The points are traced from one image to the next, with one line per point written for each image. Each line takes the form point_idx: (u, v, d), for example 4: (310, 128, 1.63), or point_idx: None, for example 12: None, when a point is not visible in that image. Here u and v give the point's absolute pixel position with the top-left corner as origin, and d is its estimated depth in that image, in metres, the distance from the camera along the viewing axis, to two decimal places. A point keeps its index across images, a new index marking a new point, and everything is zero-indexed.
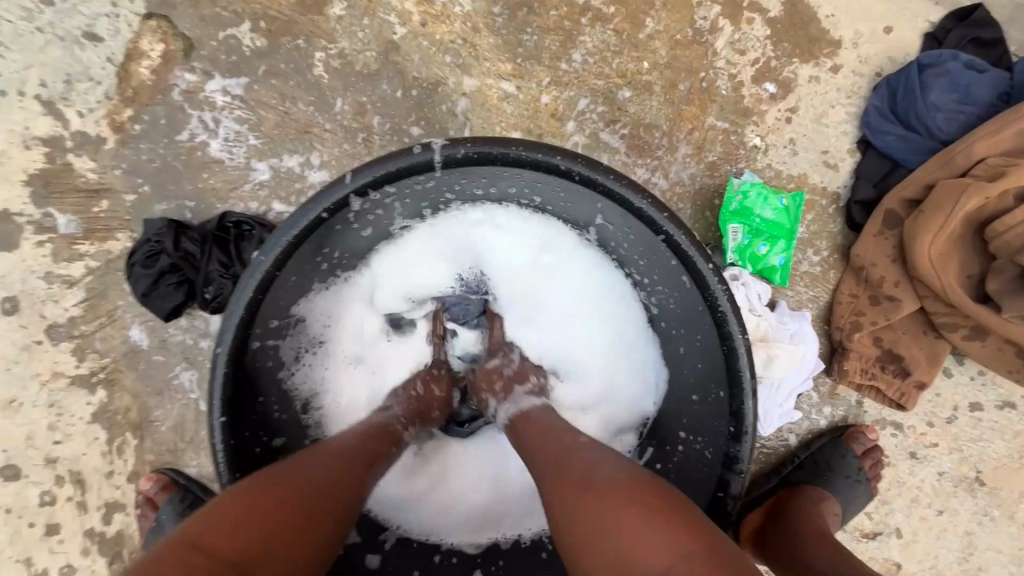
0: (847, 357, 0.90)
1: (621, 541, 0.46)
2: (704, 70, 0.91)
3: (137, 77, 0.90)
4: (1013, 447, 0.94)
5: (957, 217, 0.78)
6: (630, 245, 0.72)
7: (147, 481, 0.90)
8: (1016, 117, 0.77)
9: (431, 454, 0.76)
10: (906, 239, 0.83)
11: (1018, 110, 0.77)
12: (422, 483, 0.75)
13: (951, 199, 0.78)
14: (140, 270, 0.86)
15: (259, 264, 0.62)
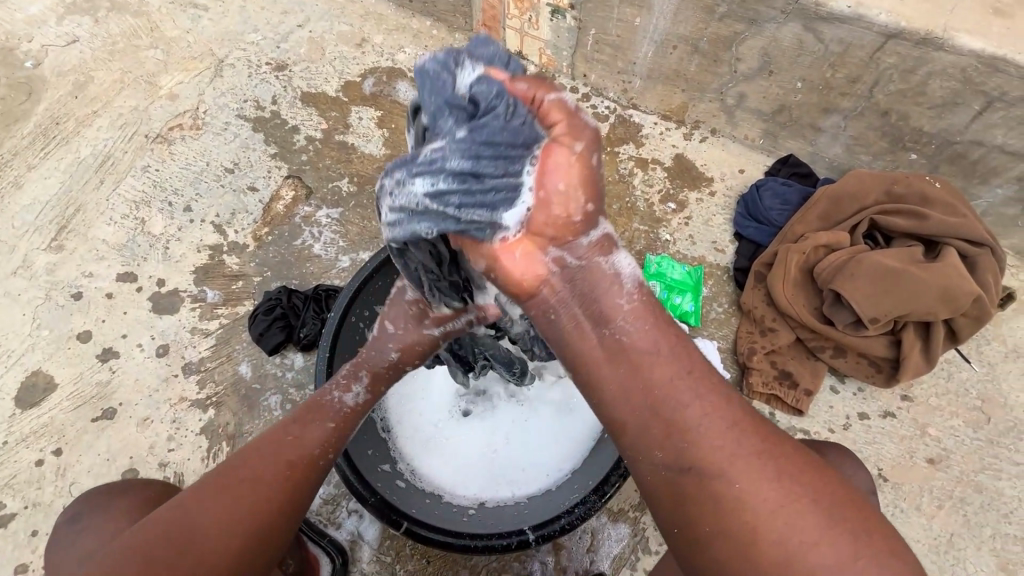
0: (751, 373, 1.23)
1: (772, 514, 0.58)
2: (628, 196, 1.44)
3: (275, 209, 1.47)
4: (903, 448, 1.20)
5: (792, 268, 1.20)
6: None
7: None
8: (812, 207, 1.25)
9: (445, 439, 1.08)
10: (768, 287, 1.24)
11: (813, 203, 1.25)
12: (438, 456, 1.06)
13: (786, 258, 1.22)
14: (261, 317, 1.29)
15: (365, 266, 1.07)
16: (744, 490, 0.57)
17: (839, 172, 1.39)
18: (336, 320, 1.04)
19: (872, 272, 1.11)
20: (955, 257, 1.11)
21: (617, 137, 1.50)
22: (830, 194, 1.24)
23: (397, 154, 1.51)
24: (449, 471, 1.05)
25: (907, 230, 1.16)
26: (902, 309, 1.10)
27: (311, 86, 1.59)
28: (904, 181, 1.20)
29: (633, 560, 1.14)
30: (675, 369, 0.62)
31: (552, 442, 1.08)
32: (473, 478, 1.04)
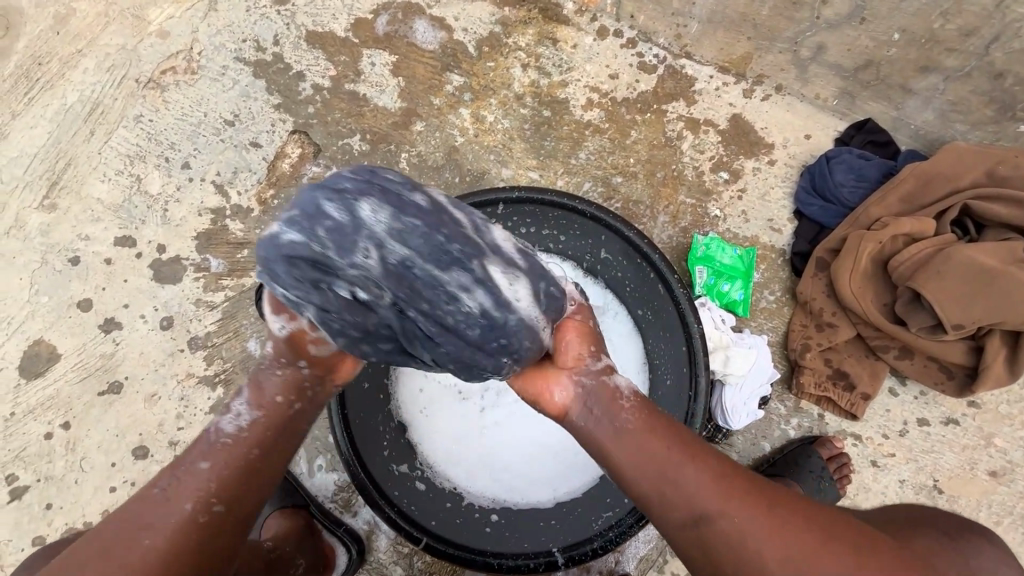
0: (802, 372, 1.11)
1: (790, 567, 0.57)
2: (675, 163, 1.27)
3: (281, 169, 1.33)
4: (964, 459, 1.10)
5: (863, 258, 1.05)
6: (624, 268, 1.04)
7: None
8: (894, 188, 1.08)
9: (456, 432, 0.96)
10: (831, 278, 1.10)
11: (895, 183, 1.08)
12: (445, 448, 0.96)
13: (857, 246, 1.06)
14: (268, 293, 1.19)
15: None
16: (771, 553, 0.57)
17: (925, 142, 1.20)
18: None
19: (961, 270, 0.97)
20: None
21: (666, 93, 1.30)
22: (917, 172, 1.06)
23: (415, 108, 1.34)
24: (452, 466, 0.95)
25: (1007, 221, 1.00)
26: (991, 315, 0.96)
27: (317, 24, 1.39)
28: (1012, 160, 1.02)
29: (659, 562, 1.09)
30: (679, 439, 0.66)
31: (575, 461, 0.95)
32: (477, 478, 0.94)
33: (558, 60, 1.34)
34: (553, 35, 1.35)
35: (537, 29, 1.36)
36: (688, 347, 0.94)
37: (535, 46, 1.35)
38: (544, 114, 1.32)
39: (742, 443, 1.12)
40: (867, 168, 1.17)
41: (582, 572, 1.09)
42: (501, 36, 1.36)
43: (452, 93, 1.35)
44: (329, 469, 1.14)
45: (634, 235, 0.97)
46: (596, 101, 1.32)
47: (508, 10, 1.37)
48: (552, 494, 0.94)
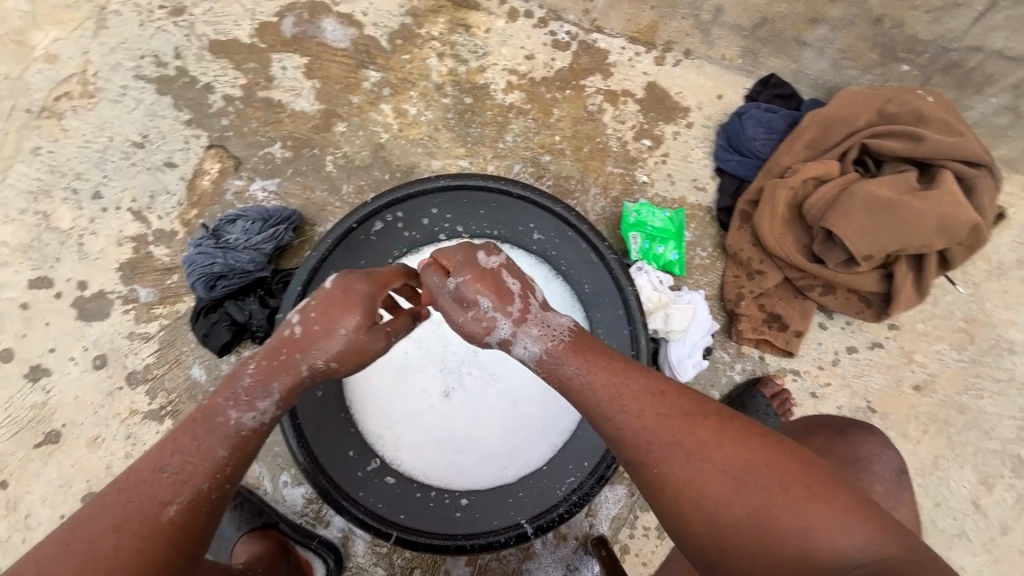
0: (739, 320, 1.18)
1: (726, 511, 0.60)
2: (599, 136, 1.31)
3: (202, 187, 1.28)
4: (891, 378, 1.19)
5: (780, 206, 1.12)
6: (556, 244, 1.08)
7: None
8: (797, 138, 1.15)
9: (400, 428, 1.01)
10: (755, 228, 1.16)
11: (798, 133, 1.15)
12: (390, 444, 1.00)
13: (771, 196, 1.13)
14: (203, 317, 1.16)
15: (313, 259, 0.95)
16: (707, 490, 0.62)
17: (825, 90, 1.28)
18: (292, 302, 0.93)
19: (865, 205, 1.04)
20: (951, 181, 1.04)
21: (582, 68, 1.33)
22: (816, 118, 1.14)
23: (334, 109, 1.31)
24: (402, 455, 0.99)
25: (899, 153, 1.08)
26: (896, 242, 1.04)
27: (219, 31, 1.34)
28: (897, 98, 1.10)
29: (631, 518, 1.14)
30: (617, 389, 0.69)
31: (524, 441, 1.00)
32: (426, 466, 0.99)
33: (473, 47, 1.34)
34: (465, 21, 1.35)
35: (448, 17, 1.35)
36: (625, 307, 0.99)
37: (448, 34, 1.35)
38: (465, 101, 1.33)
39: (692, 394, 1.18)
40: (774, 120, 1.24)
41: (560, 540, 1.13)
42: (413, 27, 1.35)
43: (371, 89, 1.33)
44: (295, 483, 1.14)
45: (560, 207, 1.00)
46: (516, 83, 1.33)
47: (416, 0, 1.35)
48: (505, 471, 0.99)
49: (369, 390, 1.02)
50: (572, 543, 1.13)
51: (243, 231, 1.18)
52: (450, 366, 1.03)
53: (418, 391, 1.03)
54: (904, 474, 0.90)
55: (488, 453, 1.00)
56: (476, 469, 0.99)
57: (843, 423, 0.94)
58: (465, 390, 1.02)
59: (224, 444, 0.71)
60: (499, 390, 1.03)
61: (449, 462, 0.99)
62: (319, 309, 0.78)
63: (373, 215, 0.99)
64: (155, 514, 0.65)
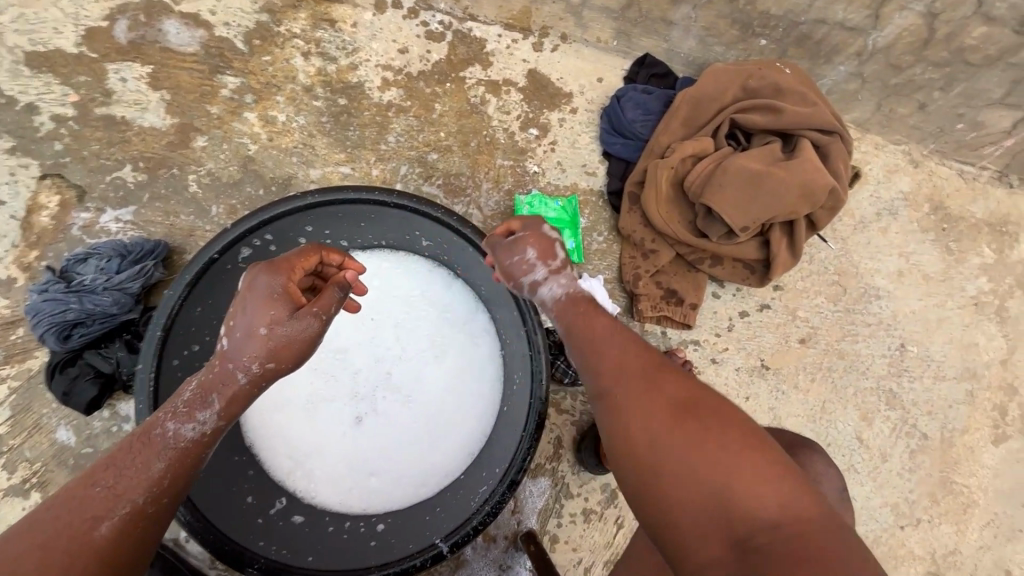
0: (639, 300, 1.20)
1: (678, 456, 0.62)
2: (485, 129, 1.28)
3: (39, 224, 1.11)
4: (780, 336, 1.28)
5: (663, 186, 1.15)
6: (448, 249, 1.02)
7: None
8: (672, 117, 1.18)
9: (307, 461, 0.97)
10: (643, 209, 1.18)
11: (672, 112, 1.18)
12: (298, 479, 0.96)
13: (654, 176, 1.16)
14: (60, 373, 1.00)
15: (169, 299, 0.83)
16: (659, 433, 0.65)
17: (696, 67, 1.32)
18: (154, 344, 0.81)
19: (739, 179, 1.09)
20: (810, 150, 1.11)
21: (460, 59, 1.29)
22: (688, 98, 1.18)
23: (190, 122, 1.19)
24: (313, 487, 0.96)
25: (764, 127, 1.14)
26: (769, 211, 1.10)
27: (36, 42, 1.16)
28: (757, 73, 1.16)
29: (557, 507, 1.15)
30: (600, 342, 0.76)
31: (438, 454, 1.01)
32: (340, 495, 0.96)
33: (340, 43, 1.26)
34: (328, 15, 1.26)
35: (309, 12, 1.25)
36: (519, 309, 0.95)
37: (311, 31, 1.25)
38: (339, 102, 1.24)
39: None
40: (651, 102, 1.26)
41: (490, 542, 1.12)
42: (270, 25, 1.24)
43: (231, 97, 1.21)
44: None
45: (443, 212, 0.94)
46: (392, 80, 1.26)
47: None
48: (422, 488, 0.99)
49: (275, 426, 0.98)
50: (502, 543, 1.13)
51: (99, 269, 1.02)
52: (364, 393, 1.03)
53: (330, 420, 1.01)
54: (844, 491, 0.96)
55: (405, 471, 1.00)
56: (393, 490, 0.98)
57: (793, 442, 0.97)
58: (371, 412, 1.03)
59: (159, 459, 0.68)
60: (408, 407, 1.04)
61: (364, 487, 0.98)
62: (237, 308, 0.76)
63: (236, 242, 0.87)
64: (87, 531, 0.61)
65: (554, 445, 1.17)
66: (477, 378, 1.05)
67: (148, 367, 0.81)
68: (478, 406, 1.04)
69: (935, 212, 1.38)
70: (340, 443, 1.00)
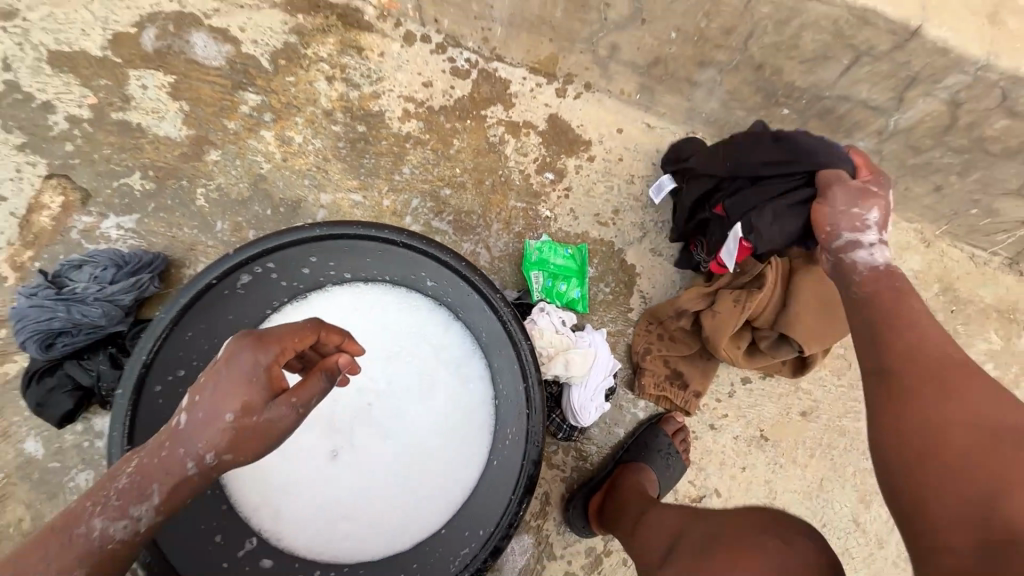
0: (643, 373, 1.18)
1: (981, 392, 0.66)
2: (501, 169, 1.27)
3: (39, 224, 1.09)
4: (781, 407, 1.24)
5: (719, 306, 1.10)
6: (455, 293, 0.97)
7: None
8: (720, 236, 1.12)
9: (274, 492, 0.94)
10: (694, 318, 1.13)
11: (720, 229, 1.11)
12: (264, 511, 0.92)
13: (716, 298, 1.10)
14: (36, 382, 0.97)
15: (160, 321, 0.79)
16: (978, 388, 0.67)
17: (716, 127, 1.32)
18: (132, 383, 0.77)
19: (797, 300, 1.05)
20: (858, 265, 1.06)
21: (483, 98, 1.29)
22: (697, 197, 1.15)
23: (206, 135, 1.17)
24: (275, 522, 0.92)
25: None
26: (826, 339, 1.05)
27: (62, 43, 1.16)
28: None
29: (538, 569, 1.10)
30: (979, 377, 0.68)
31: (421, 505, 0.96)
32: (304, 532, 0.92)
33: (366, 71, 1.26)
34: (356, 43, 1.26)
35: (338, 38, 1.25)
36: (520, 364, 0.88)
37: (338, 56, 1.25)
38: (358, 129, 1.23)
39: (598, 434, 1.17)
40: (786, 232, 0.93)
41: None
42: (298, 47, 1.24)
43: (250, 114, 1.20)
44: None
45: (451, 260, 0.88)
46: (413, 111, 1.26)
47: (301, 18, 1.24)
48: (394, 539, 0.94)
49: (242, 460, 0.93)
50: None
51: (93, 277, 0.99)
52: (344, 425, 0.98)
53: (308, 448, 0.96)
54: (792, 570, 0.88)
55: (375, 511, 0.95)
56: (361, 536, 0.93)
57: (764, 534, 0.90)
58: (353, 447, 0.98)
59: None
60: (394, 447, 0.99)
61: (329, 527, 0.94)
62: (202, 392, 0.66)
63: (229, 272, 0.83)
64: None
65: (541, 502, 1.12)
66: (464, 424, 1.00)
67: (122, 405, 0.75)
68: (470, 456, 0.98)
69: (944, 293, 1.36)
70: (313, 477, 0.96)
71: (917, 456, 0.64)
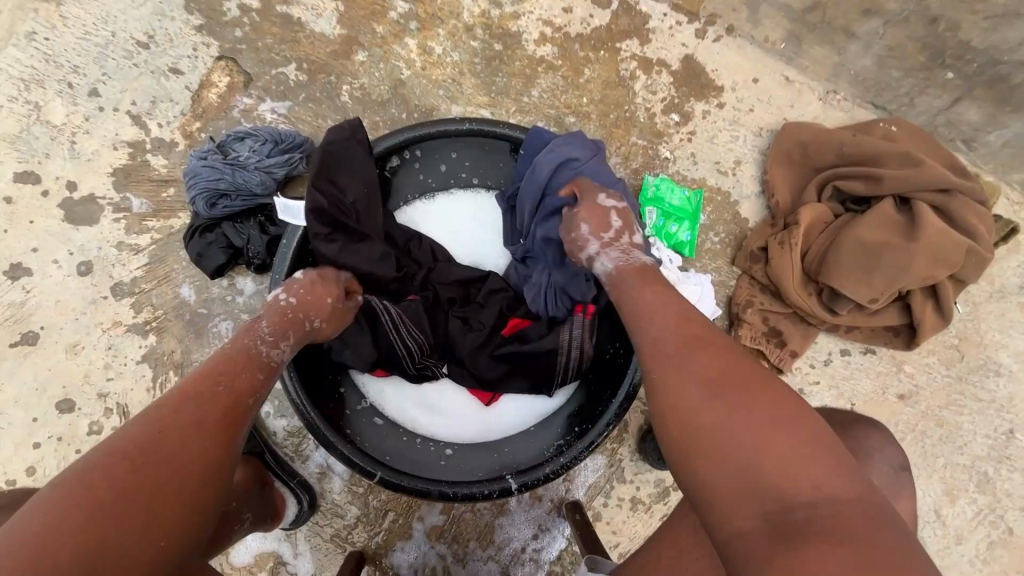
0: (741, 326, 1.17)
1: (749, 429, 0.58)
2: (628, 104, 1.27)
3: (207, 100, 1.21)
4: (877, 384, 1.20)
5: (793, 260, 1.13)
6: None
7: None
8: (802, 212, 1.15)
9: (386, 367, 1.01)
10: (769, 270, 1.16)
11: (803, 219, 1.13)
12: (374, 384, 1.01)
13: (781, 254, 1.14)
14: (198, 235, 1.10)
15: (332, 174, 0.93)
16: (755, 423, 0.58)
17: (862, 88, 1.25)
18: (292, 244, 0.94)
19: (857, 246, 1.07)
20: (927, 211, 1.05)
21: (620, 30, 1.27)
22: (781, 153, 1.22)
23: (356, 37, 1.24)
24: (383, 396, 1.00)
25: (874, 186, 1.12)
26: (902, 283, 1.06)
27: None
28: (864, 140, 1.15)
29: (607, 487, 1.15)
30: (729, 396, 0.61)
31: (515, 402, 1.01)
32: (408, 411, 1.00)
33: None
34: None
35: None
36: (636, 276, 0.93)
37: None
38: (494, 47, 1.26)
39: None
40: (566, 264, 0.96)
41: (535, 501, 1.14)
42: None
43: (397, 21, 1.25)
44: (279, 414, 1.12)
45: (578, 156, 0.94)
46: (549, 36, 1.26)
47: None
48: (487, 430, 1.00)
49: None
50: (546, 505, 1.14)
51: (252, 149, 1.10)
52: None
53: None
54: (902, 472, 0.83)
55: (472, 406, 1.01)
56: (457, 423, 1.00)
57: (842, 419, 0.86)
58: None
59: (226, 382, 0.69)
60: None
61: (430, 408, 1.01)
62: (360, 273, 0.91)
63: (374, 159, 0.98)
64: (194, 428, 0.63)
65: (619, 427, 1.16)
66: None
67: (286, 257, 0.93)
68: None
69: None
70: None
71: (749, 475, 0.56)
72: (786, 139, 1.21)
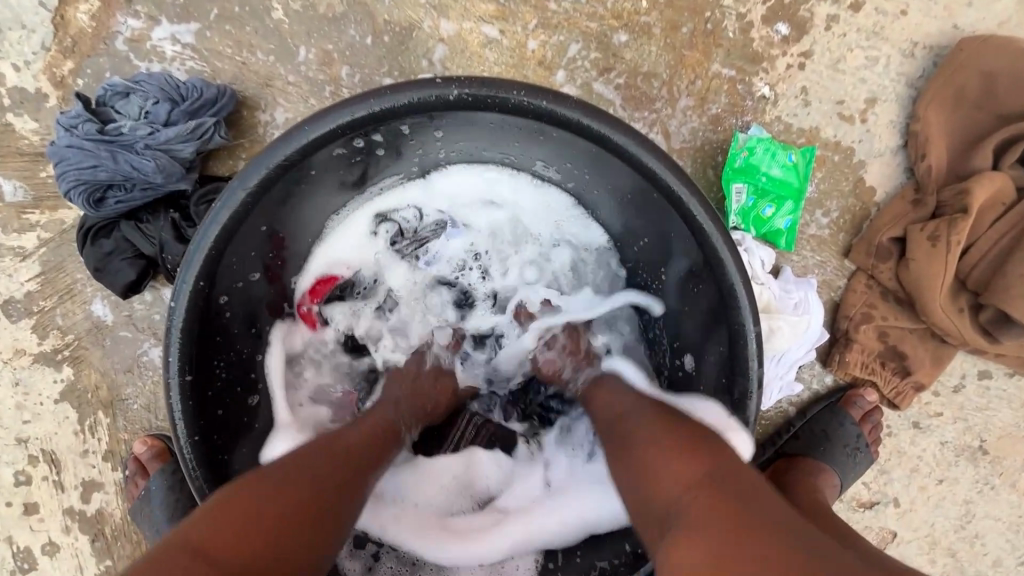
0: (850, 348, 0.85)
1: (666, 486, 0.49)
2: (710, 9, 0.82)
3: (76, 24, 0.81)
4: (1021, 416, 0.90)
5: (948, 261, 0.78)
6: (642, 222, 0.67)
7: (141, 445, 0.85)
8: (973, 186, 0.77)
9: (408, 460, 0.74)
10: (905, 272, 0.81)
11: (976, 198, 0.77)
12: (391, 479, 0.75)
13: (930, 252, 0.79)
14: (92, 242, 0.78)
15: (233, 194, 0.55)
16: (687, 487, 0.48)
17: None
18: (189, 290, 0.55)
19: None
20: None
21: None
22: (948, 92, 0.81)
23: None
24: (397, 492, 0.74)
25: None
26: None
27: None
28: None
29: None
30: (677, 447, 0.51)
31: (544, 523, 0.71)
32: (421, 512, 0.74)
33: None
34: None
35: None
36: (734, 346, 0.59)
37: None
38: None
39: (762, 409, 0.90)
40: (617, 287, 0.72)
41: None
42: None
43: None
44: None
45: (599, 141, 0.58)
46: None
47: None
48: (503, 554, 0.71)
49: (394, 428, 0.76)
50: None
51: (142, 112, 0.75)
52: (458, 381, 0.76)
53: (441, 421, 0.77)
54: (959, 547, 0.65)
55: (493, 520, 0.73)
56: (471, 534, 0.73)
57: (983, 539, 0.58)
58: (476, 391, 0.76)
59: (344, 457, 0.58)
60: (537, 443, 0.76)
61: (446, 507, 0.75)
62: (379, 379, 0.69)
63: (328, 141, 0.56)
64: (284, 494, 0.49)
65: None
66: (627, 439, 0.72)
67: (182, 317, 0.56)
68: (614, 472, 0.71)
69: None
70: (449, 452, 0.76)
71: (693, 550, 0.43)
72: (964, 69, 0.80)
